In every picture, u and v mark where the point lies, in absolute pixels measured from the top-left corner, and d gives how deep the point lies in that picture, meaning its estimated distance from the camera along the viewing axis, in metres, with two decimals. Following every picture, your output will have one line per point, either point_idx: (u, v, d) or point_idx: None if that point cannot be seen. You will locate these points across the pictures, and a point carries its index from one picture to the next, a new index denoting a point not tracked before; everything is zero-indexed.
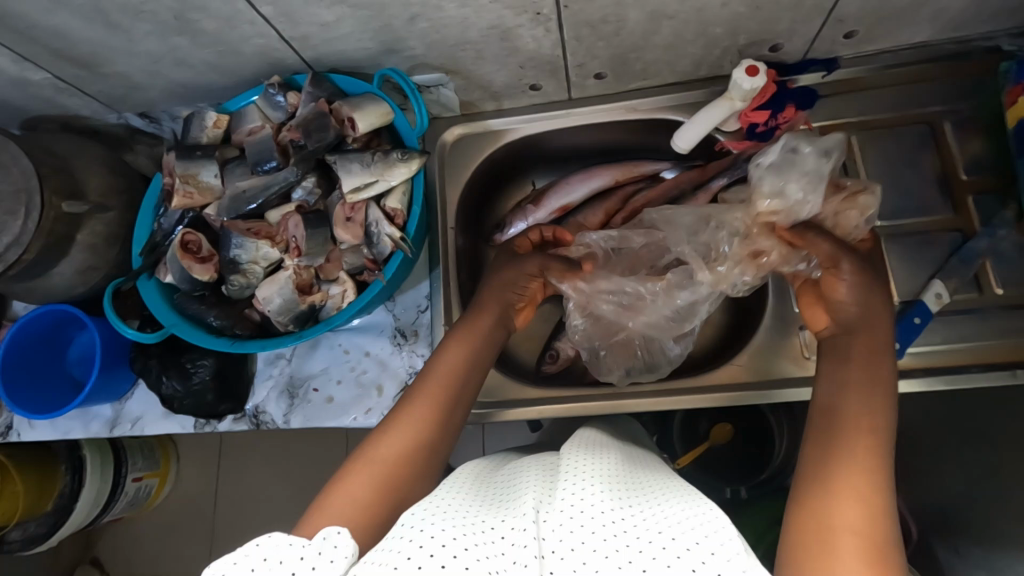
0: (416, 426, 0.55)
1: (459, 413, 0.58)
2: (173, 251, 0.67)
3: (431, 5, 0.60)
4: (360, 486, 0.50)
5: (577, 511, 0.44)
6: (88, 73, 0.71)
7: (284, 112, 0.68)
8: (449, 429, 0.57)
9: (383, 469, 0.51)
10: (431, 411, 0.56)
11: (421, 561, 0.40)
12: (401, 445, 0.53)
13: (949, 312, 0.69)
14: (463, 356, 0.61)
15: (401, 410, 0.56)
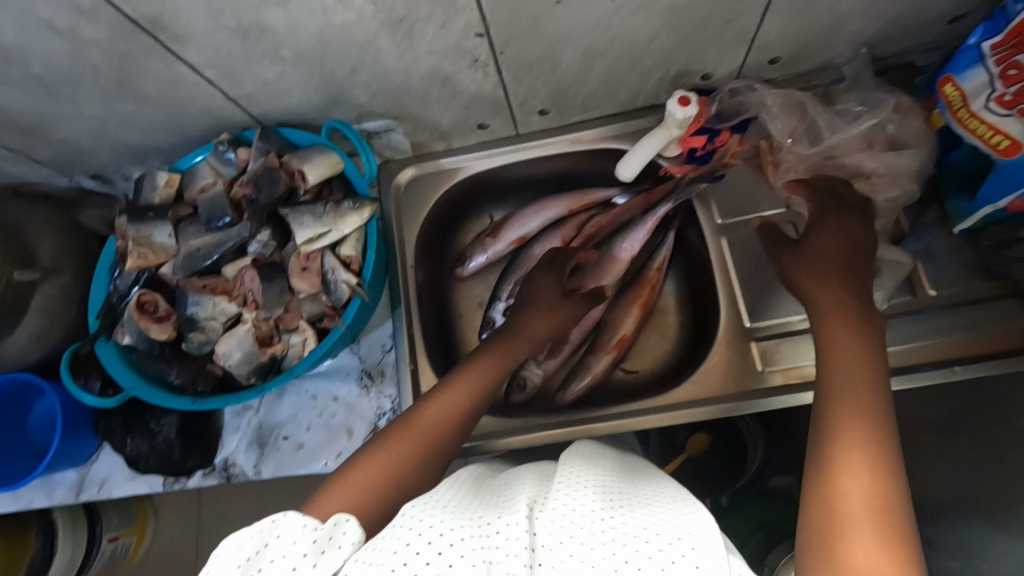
0: (423, 434, 0.57)
1: (468, 424, 0.61)
2: (129, 311, 0.67)
3: (370, 58, 0.63)
4: (364, 476, 0.52)
5: (569, 509, 0.46)
6: (34, 141, 0.71)
7: (235, 168, 0.69)
8: (454, 443, 0.59)
9: (390, 466, 0.53)
10: (437, 424, 0.58)
11: (418, 548, 0.42)
12: (404, 447, 0.55)
13: (895, 315, 0.70)
14: (483, 377, 0.64)
15: (416, 418, 0.58)
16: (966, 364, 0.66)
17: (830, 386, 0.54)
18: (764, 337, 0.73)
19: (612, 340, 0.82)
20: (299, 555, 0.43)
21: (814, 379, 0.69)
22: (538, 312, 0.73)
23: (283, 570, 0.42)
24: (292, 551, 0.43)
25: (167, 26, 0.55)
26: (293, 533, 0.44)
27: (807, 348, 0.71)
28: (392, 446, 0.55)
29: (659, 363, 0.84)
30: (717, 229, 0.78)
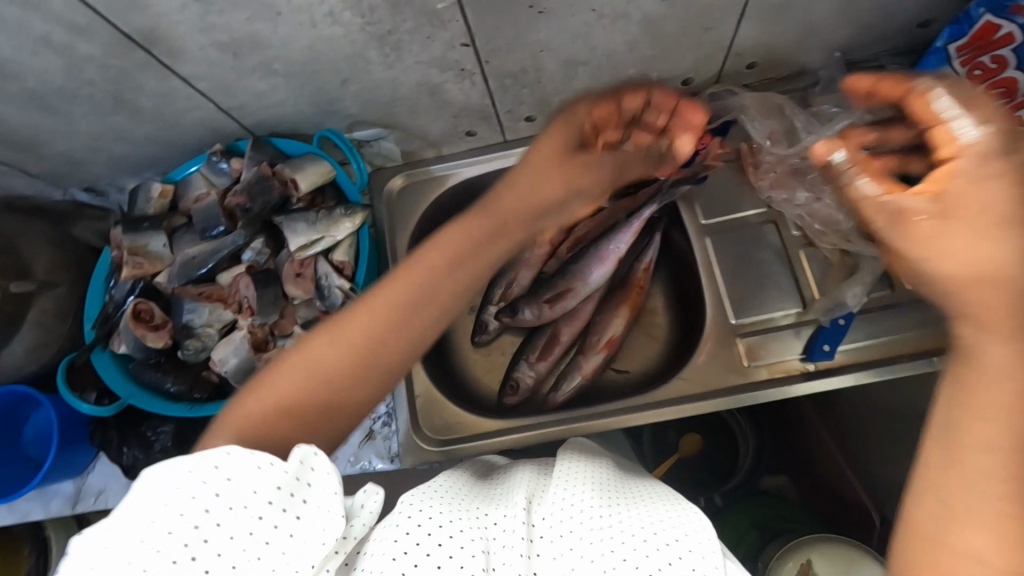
0: (352, 335, 0.47)
1: (415, 327, 0.49)
2: (126, 321, 0.68)
3: (359, 70, 0.64)
4: (282, 384, 0.46)
5: (567, 503, 0.47)
6: (29, 155, 0.72)
7: (228, 178, 0.70)
8: (397, 345, 0.48)
9: (312, 372, 0.47)
10: (376, 320, 0.48)
11: (418, 538, 0.44)
12: (331, 352, 0.47)
13: (874, 309, 0.72)
14: (449, 252, 0.50)
15: (353, 323, 0.48)
16: (944, 356, 0.69)
17: (972, 413, 0.36)
18: (749, 333, 0.74)
19: (601, 341, 0.83)
20: (264, 503, 0.41)
21: (798, 373, 0.71)
22: (541, 189, 0.54)
23: (248, 523, 0.40)
24: (254, 502, 0.41)
25: (161, 41, 0.56)
26: (256, 481, 0.41)
27: (790, 342, 0.73)
28: (326, 351, 0.47)
29: (648, 363, 0.85)
30: (702, 229, 0.80)
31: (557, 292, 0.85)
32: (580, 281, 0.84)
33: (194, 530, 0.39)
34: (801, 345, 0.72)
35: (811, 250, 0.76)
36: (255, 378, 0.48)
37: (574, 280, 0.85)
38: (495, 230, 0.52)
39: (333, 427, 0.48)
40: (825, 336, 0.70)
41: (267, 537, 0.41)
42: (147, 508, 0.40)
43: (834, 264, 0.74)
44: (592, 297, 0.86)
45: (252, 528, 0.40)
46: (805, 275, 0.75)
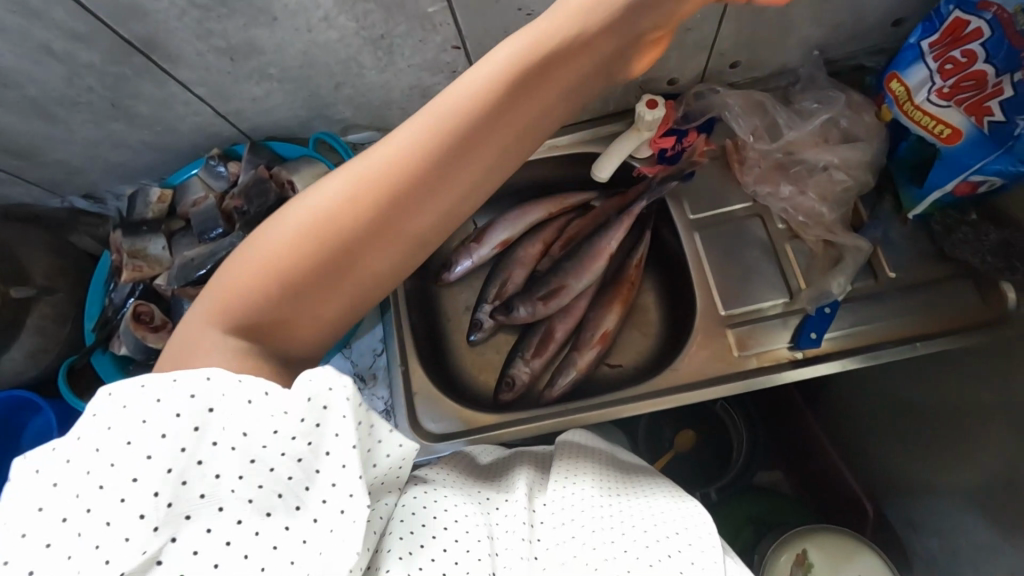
0: (366, 176, 0.39)
1: (443, 178, 0.40)
2: (126, 323, 0.69)
3: (352, 74, 0.66)
4: (288, 229, 0.40)
5: (569, 494, 0.50)
6: (27, 163, 0.73)
7: (225, 181, 0.71)
8: (421, 196, 0.40)
9: (318, 217, 0.39)
10: (397, 164, 0.39)
11: (425, 521, 0.46)
12: (342, 194, 0.39)
13: (858, 298, 0.74)
14: (494, 84, 0.38)
15: (378, 176, 0.39)
16: (926, 340, 0.71)
17: None
18: (738, 324, 0.76)
19: (595, 336, 0.85)
20: (260, 444, 0.38)
21: (786, 361, 0.73)
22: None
23: (239, 464, 0.38)
24: (246, 444, 0.38)
25: (160, 47, 0.58)
26: (246, 421, 0.38)
27: (778, 331, 0.74)
28: (346, 203, 0.39)
29: (641, 356, 0.87)
30: (690, 224, 0.82)
31: (552, 289, 0.86)
32: (573, 277, 0.86)
33: (170, 474, 0.37)
34: (788, 334, 0.74)
35: (795, 242, 0.78)
36: (268, 221, 0.41)
37: (568, 278, 0.86)
38: (554, 58, 0.39)
39: (351, 292, 0.42)
40: (811, 324, 0.72)
41: (261, 479, 0.38)
42: (113, 441, 0.36)
43: (821, 255, 0.76)
44: (585, 294, 0.88)
45: (244, 470, 0.38)
46: (790, 267, 0.77)
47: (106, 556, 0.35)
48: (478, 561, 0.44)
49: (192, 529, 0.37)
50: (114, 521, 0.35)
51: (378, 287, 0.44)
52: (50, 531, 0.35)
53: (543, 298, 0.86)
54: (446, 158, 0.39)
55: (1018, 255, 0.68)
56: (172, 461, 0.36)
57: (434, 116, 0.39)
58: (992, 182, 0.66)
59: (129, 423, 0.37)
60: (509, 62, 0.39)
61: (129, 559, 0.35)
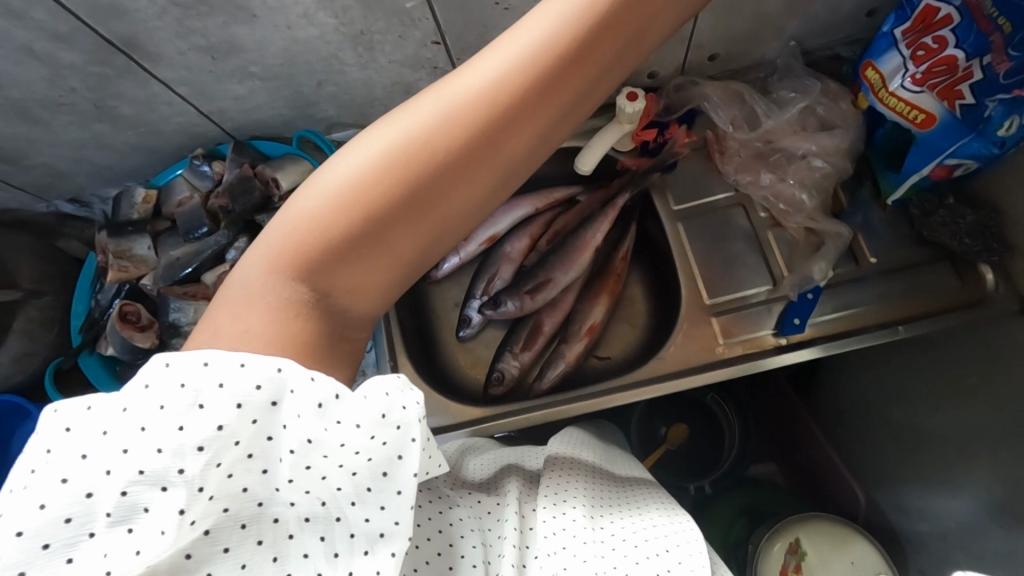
0: (451, 105, 0.38)
1: (528, 113, 0.38)
2: (112, 322, 0.69)
3: (333, 71, 0.67)
4: (365, 158, 0.38)
5: (565, 505, 0.51)
6: (12, 167, 0.73)
7: (211, 181, 0.71)
8: (503, 131, 0.38)
9: (400, 147, 0.38)
10: (482, 92, 0.38)
11: (427, 533, 0.50)
12: (425, 122, 0.38)
13: (840, 283, 0.75)
14: (579, 17, 0.38)
15: (438, 121, 0.38)
16: (908, 324, 0.71)
17: None
18: (724, 312, 0.77)
19: (583, 328, 0.85)
20: (321, 454, 0.38)
21: (771, 347, 0.74)
22: None
23: (295, 468, 0.38)
24: (306, 451, 0.38)
25: (141, 46, 0.59)
26: (311, 428, 0.38)
27: (762, 318, 0.75)
28: (405, 146, 0.38)
29: (629, 347, 0.88)
30: (674, 214, 0.82)
31: (540, 282, 0.87)
32: (559, 270, 0.87)
33: (218, 468, 0.36)
34: (772, 319, 0.75)
35: (776, 230, 0.79)
36: (319, 172, 0.40)
37: (554, 272, 0.87)
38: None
39: (402, 252, 0.40)
40: (795, 310, 0.73)
41: (310, 486, 0.38)
42: (161, 424, 0.36)
43: (802, 243, 0.77)
44: (573, 287, 0.88)
45: (297, 475, 0.38)
46: (772, 254, 0.78)
47: (137, 545, 0.34)
48: (474, 567, 0.48)
49: (228, 529, 0.36)
50: (153, 509, 0.35)
51: (428, 250, 0.41)
52: (74, 505, 0.34)
53: (532, 293, 0.87)
54: (507, 107, 0.38)
55: (994, 236, 0.69)
56: (220, 454, 0.36)
57: (497, 62, 0.38)
58: (967, 165, 0.68)
59: (183, 407, 0.36)
60: (578, 9, 0.38)
61: (159, 549, 0.34)
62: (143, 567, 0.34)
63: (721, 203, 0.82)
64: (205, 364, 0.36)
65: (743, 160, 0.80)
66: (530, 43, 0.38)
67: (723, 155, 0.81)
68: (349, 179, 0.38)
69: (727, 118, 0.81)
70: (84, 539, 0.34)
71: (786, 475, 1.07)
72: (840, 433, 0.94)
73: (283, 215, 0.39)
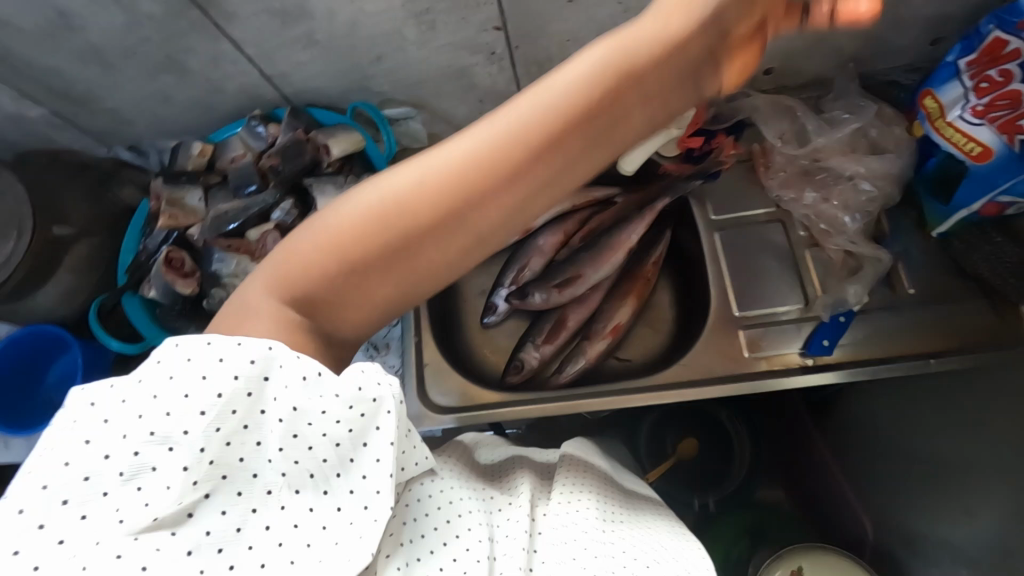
0: (440, 162, 0.39)
1: (519, 176, 0.38)
2: (157, 267, 0.71)
3: (394, 47, 0.68)
4: (353, 210, 0.40)
5: (577, 516, 0.52)
6: (81, 110, 0.76)
7: (265, 142, 0.73)
8: (490, 190, 0.38)
9: (388, 204, 0.39)
10: (471, 152, 0.38)
11: (434, 521, 0.50)
12: (414, 181, 0.39)
13: (874, 309, 0.73)
14: (582, 78, 0.37)
15: (424, 182, 0.39)
16: (940, 358, 0.70)
17: None
18: (751, 325, 0.76)
19: (607, 328, 0.86)
20: (306, 424, 0.41)
21: (795, 366, 0.73)
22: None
23: (283, 437, 0.40)
24: (296, 419, 0.40)
25: (217, 3, 0.61)
26: (299, 398, 0.40)
27: (791, 336, 0.75)
28: (396, 199, 0.39)
29: (650, 352, 0.88)
30: (711, 225, 0.82)
31: (569, 277, 0.87)
32: (590, 267, 0.86)
33: (217, 434, 0.39)
34: (800, 339, 0.74)
35: (814, 250, 0.78)
36: (329, 205, 0.42)
37: (585, 270, 0.87)
38: (645, 62, 0.37)
39: (383, 291, 0.42)
40: (825, 332, 0.72)
41: (299, 456, 0.41)
42: (170, 392, 0.39)
43: (838, 265, 0.76)
44: (601, 285, 0.88)
45: (284, 444, 0.40)
46: (807, 274, 0.77)
47: (145, 498, 0.38)
48: (477, 562, 0.48)
49: (226, 491, 0.40)
50: (159, 468, 0.38)
51: (409, 295, 0.43)
52: (90, 463, 0.38)
53: (558, 287, 0.87)
54: (496, 167, 0.38)
55: None
56: (221, 420, 0.39)
57: (486, 135, 0.38)
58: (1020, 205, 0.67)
59: (186, 377, 0.39)
60: (579, 81, 0.37)
61: (164, 505, 0.38)
62: (149, 519, 0.37)
63: (759, 218, 0.81)
64: (206, 343, 0.40)
65: (788, 177, 0.80)
66: (532, 103, 0.38)
67: (767, 169, 0.81)
68: (338, 228, 0.40)
69: (776, 133, 0.80)
70: (97, 497, 0.37)
71: (795, 504, 1.03)
72: (854, 457, 0.91)
73: (282, 248, 0.43)
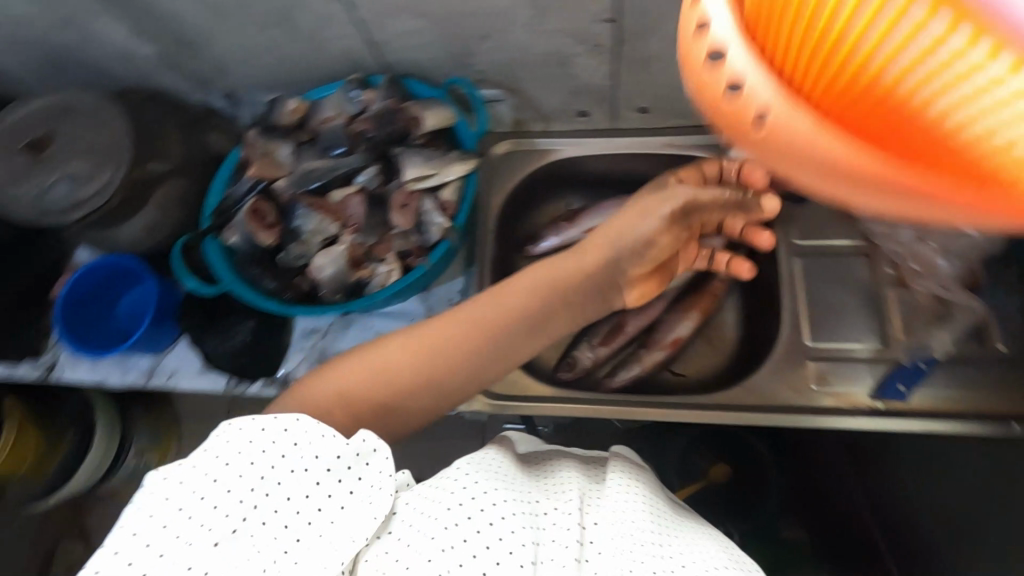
0: (425, 344, 0.59)
1: (476, 358, 0.60)
2: (243, 215, 0.73)
3: (501, 28, 0.68)
4: (359, 372, 0.57)
5: (627, 528, 0.52)
6: (187, 54, 0.79)
7: (359, 106, 0.74)
8: (454, 365, 0.60)
9: (385, 369, 0.58)
10: (441, 338, 0.59)
11: (472, 518, 0.50)
12: (400, 358, 0.58)
13: (953, 361, 0.70)
14: (524, 290, 0.62)
15: (410, 357, 0.59)
16: None
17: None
18: (821, 357, 0.74)
19: (666, 339, 0.84)
20: (324, 470, 0.49)
21: (865, 407, 0.70)
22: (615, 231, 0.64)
23: (306, 485, 0.49)
24: (316, 466, 0.49)
25: None
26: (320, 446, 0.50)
27: (862, 375, 0.72)
28: (392, 365, 0.58)
29: (704, 368, 0.86)
30: (792, 248, 0.79)
31: None
32: None
33: (260, 480, 0.48)
34: (873, 380, 0.71)
35: (898, 289, 0.75)
36: (355, 352, 0.60)
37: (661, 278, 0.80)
38: (562, 279, 0.63)
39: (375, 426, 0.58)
40: (902, 377, 0.69)
41: (319, 503, 0.48)
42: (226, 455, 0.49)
43: (921, 310, 0.73)
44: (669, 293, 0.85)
45: (308, 489, 0.48)
46: (890, 314, 0.74)
47: (211, 537, 0.45)
48: (520, 567, 0.47)
49: (266, 532, 0.47)
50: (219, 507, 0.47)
51: (392, 426, 0.59)
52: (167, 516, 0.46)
53: None
54: (461, 351, 0.60)
55: None
56: (263, 470, 0.48)
57: (458, 326, 0.60)
58: None
59: (237, 445, 0.49)
60: (516, 295, 0.62)
61: (223, 538, 0.46)
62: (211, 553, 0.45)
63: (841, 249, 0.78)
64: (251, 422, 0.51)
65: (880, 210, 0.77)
66: (492, 307, 0.61)
67: None
68: (350, 379, 0.57)
69: None
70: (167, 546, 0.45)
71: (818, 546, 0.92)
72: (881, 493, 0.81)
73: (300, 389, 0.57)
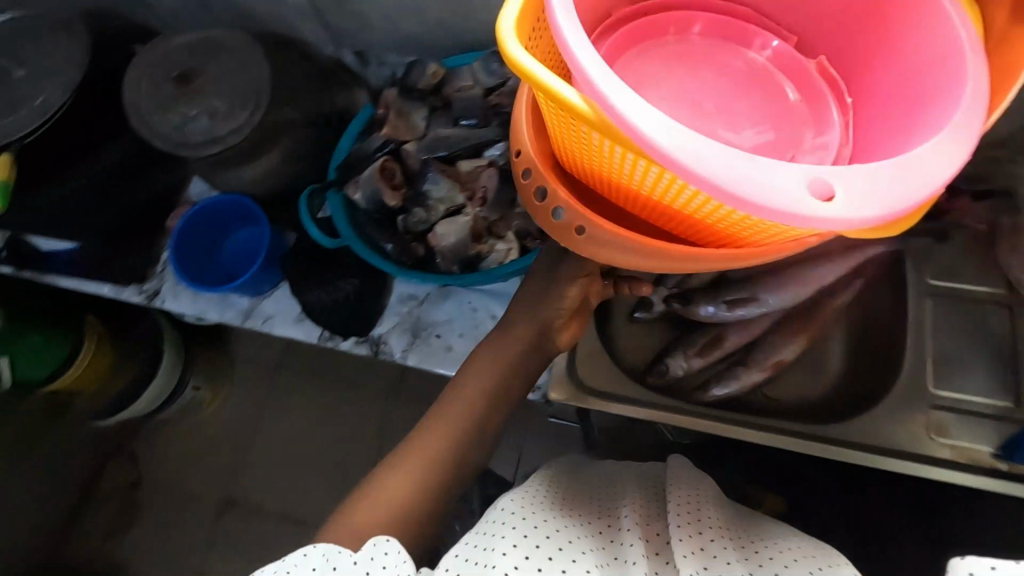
0: (417, 467, 0.62)
1: (466, 456, 0.64)
2: (372, 171, 0.72)
3: None
4: (368, 510, 0.58)
5: (693, 532, 0.56)
6: (336, 5, 0.79)
7: (498, 79, 0.75)
8: (452, 474, 0.63)
9: (392, 501, 0.59)
10: (432, 455, 0.62)
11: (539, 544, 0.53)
12: (404, 485, 0.60)
13: None
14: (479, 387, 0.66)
15: (409, 483, 0.61)
16: None
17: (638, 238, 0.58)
18: (946, 407, 0.71)
19: (769, 360, 0.81)
20: None
21: (985, 465, 0.67)
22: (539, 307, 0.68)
23: None
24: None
25: None
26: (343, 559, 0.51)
27: (985, 433, 0.69)
28: (396, 492, 0.60)
29: (802, 397, 0.82)
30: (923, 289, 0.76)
31: (748, 297, 0.81)
32: (769, 293, 0.80)
33: None
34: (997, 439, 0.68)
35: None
36: (350, 498, 0.61)
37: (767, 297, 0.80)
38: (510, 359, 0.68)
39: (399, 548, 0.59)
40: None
41: None
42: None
43: None
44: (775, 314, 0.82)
45: None
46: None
47: None
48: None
49: None
50: None
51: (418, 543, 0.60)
52: None
53: (730, 305, 0.82)
54: (447, 457, 0.63)
55: None
56: None
57: (434, 434, 0.64)
58: None
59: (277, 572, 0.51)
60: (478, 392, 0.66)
61: None
62: None
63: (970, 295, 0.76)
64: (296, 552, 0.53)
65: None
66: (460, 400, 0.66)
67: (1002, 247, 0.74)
68: (360, 518, 0.58)
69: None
70: None
71: None
72: None
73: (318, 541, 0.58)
